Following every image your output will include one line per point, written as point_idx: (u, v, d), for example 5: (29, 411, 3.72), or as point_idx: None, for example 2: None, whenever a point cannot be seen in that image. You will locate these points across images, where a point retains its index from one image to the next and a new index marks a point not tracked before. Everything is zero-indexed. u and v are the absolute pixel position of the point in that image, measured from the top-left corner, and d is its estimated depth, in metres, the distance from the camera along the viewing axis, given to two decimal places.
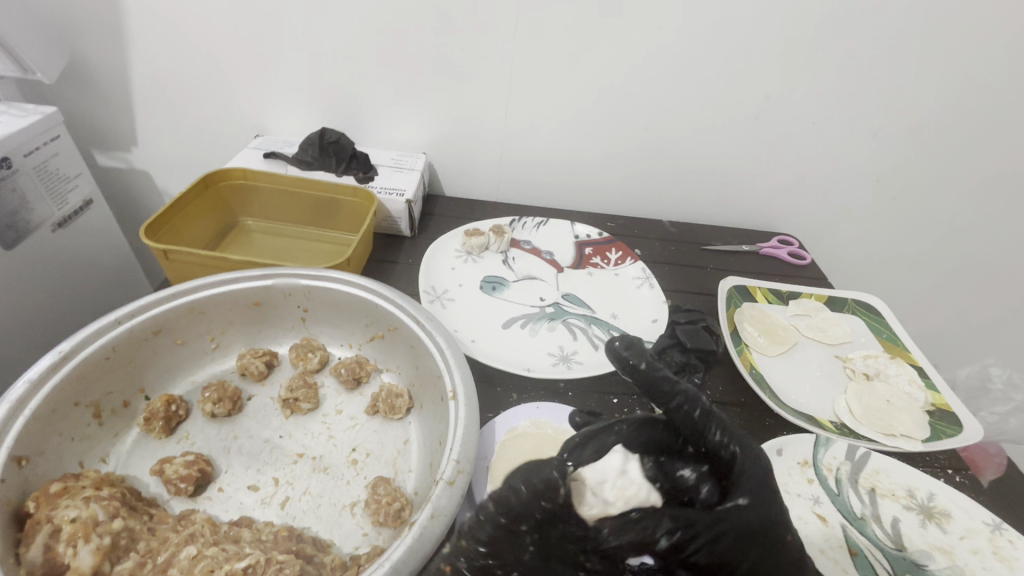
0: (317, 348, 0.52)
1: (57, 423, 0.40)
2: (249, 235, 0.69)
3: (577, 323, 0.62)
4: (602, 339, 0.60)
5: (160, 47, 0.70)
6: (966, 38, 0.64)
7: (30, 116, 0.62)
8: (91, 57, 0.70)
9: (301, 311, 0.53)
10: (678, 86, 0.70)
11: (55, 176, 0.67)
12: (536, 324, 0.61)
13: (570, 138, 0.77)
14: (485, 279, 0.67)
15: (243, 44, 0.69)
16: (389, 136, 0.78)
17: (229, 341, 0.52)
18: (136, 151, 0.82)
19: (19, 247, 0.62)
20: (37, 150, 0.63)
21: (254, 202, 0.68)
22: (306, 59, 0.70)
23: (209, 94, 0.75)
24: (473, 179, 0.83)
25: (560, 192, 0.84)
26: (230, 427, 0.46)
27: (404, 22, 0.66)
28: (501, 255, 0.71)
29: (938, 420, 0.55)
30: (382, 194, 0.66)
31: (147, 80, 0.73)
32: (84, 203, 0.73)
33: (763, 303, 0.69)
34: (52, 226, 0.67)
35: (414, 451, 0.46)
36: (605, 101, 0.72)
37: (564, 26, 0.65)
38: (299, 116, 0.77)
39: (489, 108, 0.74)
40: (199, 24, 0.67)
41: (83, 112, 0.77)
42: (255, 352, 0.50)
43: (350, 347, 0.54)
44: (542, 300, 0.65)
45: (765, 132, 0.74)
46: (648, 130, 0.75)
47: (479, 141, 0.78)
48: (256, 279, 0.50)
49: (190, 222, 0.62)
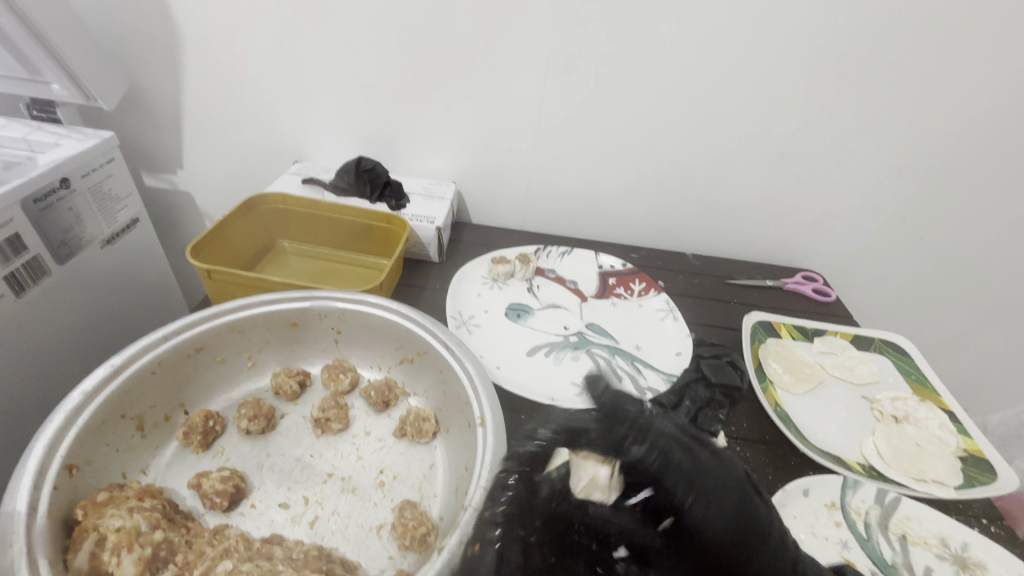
0: (348, 369, 0.53)
1: (105, 434, 0.41)
2: (285, 256, 0.71)
3: (601, 353, 0.62)
4: (626, 371, 0.60)
5: (214, 78, 0.75)
6: (980, 87, 0.66)
7: (90, 140, 0.69)
8: (149, 85, 0.76)
9: (335, 332, 0.53)
10: (699, 122, 0.72)
11: (108, 195, 0.72)
12: (560, 353, 0.61)
13: (594, 170, 0.79)
14: (510, 306, 0.68)
15: (289, 75, 0.74)
16: (421, 165, 0.81)
17: (265, 359, 0.52)
18: (180, 173, 0.86)
19: (70, 262, 0.66)
20: (94, 172, 0.69)
21: (292, 226, 0.71)
22: (346, 93, 0.74)
23: (255, 123, 0.79)
24: (500, 208, 0.85)
25: (584, 222, 0.86)
26: (264, 445, 0.47)
27: (441, 58, 0.70)
28: (526, 283, 0.72)
29: (971, 467, 0.54)
30: (413, 221, 0.69)
31: (197, 107, 0.78)
32: (132, 221, 0.77)
33: (787, 339, 0.68)
34: (101, 242, 0.72)
35: (440, 476, 0.46)
36: (627, 138, 0.75)
37: (594, 59, 0.68)
38: (337, 145, 0.80)
39: (517, 140, 0.77)
40: (250, 59, 0.72)
41: (137, 137, 0.81)
42: (289, 371, 0.52)
43: (379, 369, 0.54)
44: (567, 329, 0.65)
45: (787, 169, 0.76)
46: (671, 165, 0.77)
47: (507, 171, 0.80)
48: (294, 301, 0.50)
49: (229, 242, 0.64)
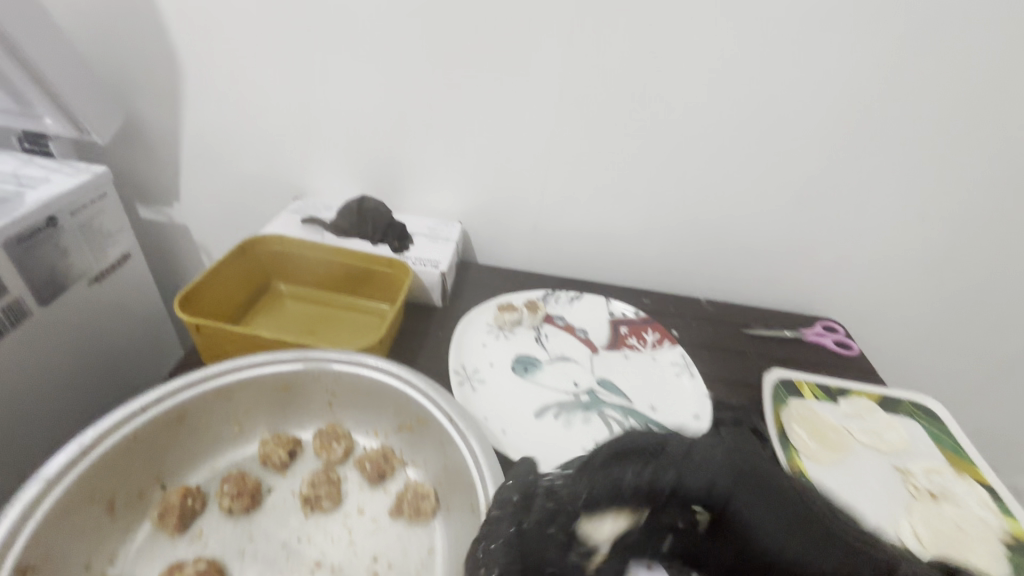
0: (342, 436, 0.49)
1: (68, 521, 0.37)
2: (280, 300, 0.68)
3: (613, 415, 0.58)
4: (641, 437, 0.56)
5: (215, 112, 0.72)
6: (1008, 137, 0.64)
7: (81, 175, 0.66)
8: (148, 117, 0.73)
9: (329, 395, 0.49)
10: (717, 167, 0.69)
11: (98, 231, 0.69)
12: (570, 415, 0.57)
13: (605, 212, 0.76)
14: (517, 358, 0.64)
15: (293, 111, 0.71)
16: (425, 204, 0.78)
17: (254, 425, 0.48)
18: (176, 207, 0.83)
19: (54, 303, 0.63)
20: (84, 208, 0.66)
21: (288, 268, 0.68)
22: (351, 129, 0.72)
23: (256, 158, 0.76)
24: (506, 248, 0.82)
25: (593, 265, 0.82)
26: (247, 526, 0.43)
27: (450, 98, 0.68)
28: (534, 332, 0.68)
29: (1017, 554, 0.50)
30: (417, 265, 0.67)
31: (196, 140, 0.75)
32: (123, 257, 0.74)
33: (811, 399, 0.64)
34: (89, 280, 0.68)
35: (438, 563, 0.42)
36: (641, 181, 0.72)
37: (610, 102, 0.66)
38: (339, 182, 0.78)
39: (526, 181, 0.74)
40: (253, 94, 0.70)
41: (133, 169, 0.79)
42: (279, 438, 0.48)
43: (376, 435, 0.50)
44: (577, 386, 0.61)
45: (806, 217, 0.73)
46: (686, 210, 0.74)
47: (515, 212, 0.77)
48: (286, 363, 0.47)
49: (222, 288, 0.61)
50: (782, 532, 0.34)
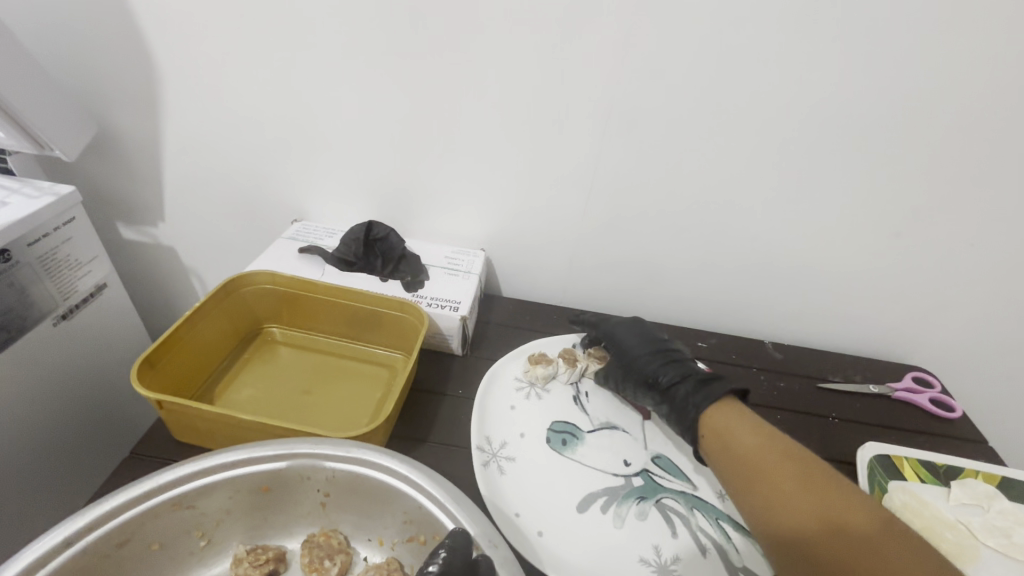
0: (336, 549, 0.38)
1: None
2: (273, 347, 0.58)
3: (675, 506, 0.47)
4: (711, 540, 0.44)
5: (197, 122, 0.62)
6: None
7: (42, 198, 0.56)
8: (124, 128, 0.64)
9: (321, 495, 0.39)
10: (798, 194, 0.57)
11: (64, 262, 0.59)
12: (621, 507, 0.46)
13: (653, 240, 0.64)
14: (553, 425, 0.53)
15: (286, 121, 0.61)
16: (443, 228, 0.67)
17: (226, 533, 0.39)
18: (162, 227, 0.73)
19: (9, 350, 0.54)
20: (46, 237, 0.56)
21: (283, 309, 0.58)
22: (354, 143, 0.61)
23: (247, 174, 0.66)
24: (536, 279, 0.70)
25: (636, 299, 0.70)
26: None
27: (471, 108, 0.57)
28: (572, 387, 0.57)
29: None
30: (432, 307, 0.56)
31: (179, 154, 0.65)
32: (97, 288, 0.65)
33: (915, 482, 0.52)
34: (55, 319, 0.59)
35: None
36: (700, 207, 0.60)
37: (669, 110, 0.54)
38: (342, 202, 0.67)
39: (560, 205, 0.62)
40: (240, 101, 0.60)
41: (112, 186, 0.69)
42: (257, 555, 0.38)
43: (380, 544, 0.40)
44: (627, 464, 0.50)
45: (902, 252, 0.60)
46: (754, 242, 0.62)
47: (546, 238, 0.66)
48: (265, 459, 0.37)
49: (200, 340, 0.51)
50: (661, 358, 0.51)
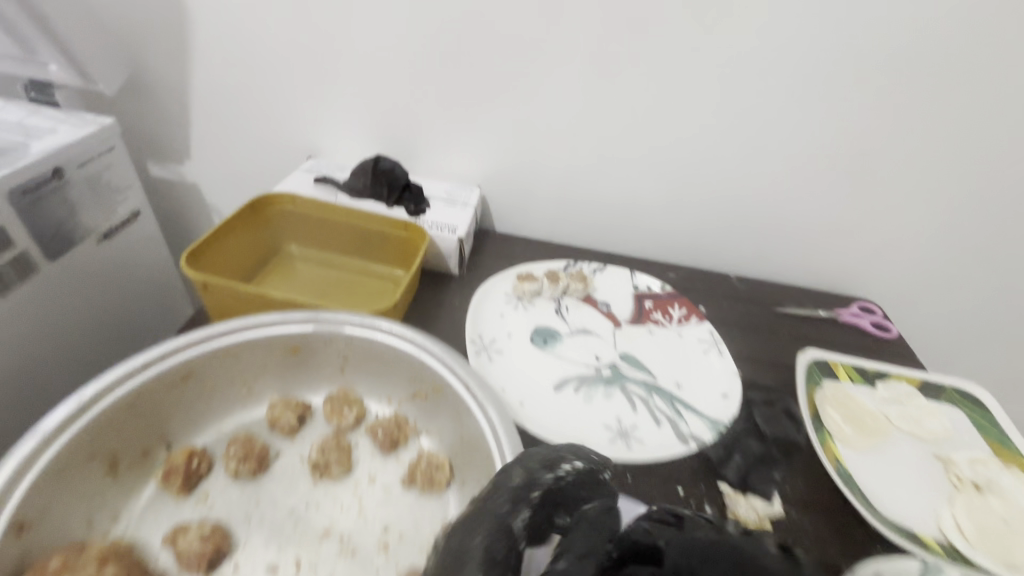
0: (353, 402, 0.48)
1: (69, 479, 0.39)
2: (292, 263, 0.66)
3: (636, 390, 0.55)
4: (664, 414, 0.53)
5: (222, 63, 0.69)
6: None
7: (88, 126, 0.63)
8: (157, 68, 0.70)
9: (341, 359, 0.49)
10: (759, 134, 0.64)
11: (106, 186, 0.67)
12: (591, 389, 0.55)
13: (632, 181, 0.71)
14: (536, 329, 0.61)
15: (303, 64, 0.67)
16: (443, 167, 0.74)
17: (263, 386, 0.49)
18: (188, 164, 0.80)
19: (63, 258, 0.62)
20: (93, 160, 0.64)
21: (301, 229, 0.65)
22: (364, 85, 0.68)
23: (266, 114, 0.73)
24: (527, 218, 0.77)
25: (618, 238, 0.77)
26: (253, 490, 0.43)
27: (470, 52, 0.63)
28: (555, 302, 0.65)
29: None
30: (432, 230, 0.63)
31: (205, 94, 0.72)
32: (132, 215, 0.72)
33: (847, 382, 0.60)
34: (98, 237, 0.67)
35: None
36: (673, 148, 0.67)
37: (645, 55, 0.60)
38: (351, 142, 0.73)
39: (549, 145, 0.69)
40: (262, 44, 0.66)
41: (143, 124, 0.76)
42: (289, 402, 0.48)
43: (389, 402, 0.50)
44: (598, 359, 0.59)
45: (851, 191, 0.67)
46: (720, 182, 0.69)
47: (536, 178, 0.73)
48: (297, 323, 0.47)
49: (231, 247, 0.59)
50: None
